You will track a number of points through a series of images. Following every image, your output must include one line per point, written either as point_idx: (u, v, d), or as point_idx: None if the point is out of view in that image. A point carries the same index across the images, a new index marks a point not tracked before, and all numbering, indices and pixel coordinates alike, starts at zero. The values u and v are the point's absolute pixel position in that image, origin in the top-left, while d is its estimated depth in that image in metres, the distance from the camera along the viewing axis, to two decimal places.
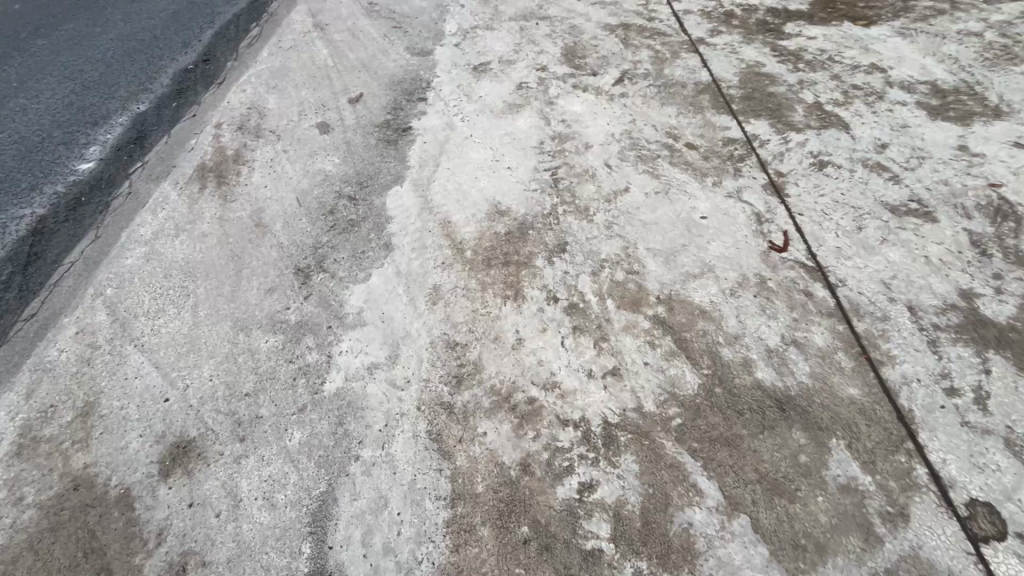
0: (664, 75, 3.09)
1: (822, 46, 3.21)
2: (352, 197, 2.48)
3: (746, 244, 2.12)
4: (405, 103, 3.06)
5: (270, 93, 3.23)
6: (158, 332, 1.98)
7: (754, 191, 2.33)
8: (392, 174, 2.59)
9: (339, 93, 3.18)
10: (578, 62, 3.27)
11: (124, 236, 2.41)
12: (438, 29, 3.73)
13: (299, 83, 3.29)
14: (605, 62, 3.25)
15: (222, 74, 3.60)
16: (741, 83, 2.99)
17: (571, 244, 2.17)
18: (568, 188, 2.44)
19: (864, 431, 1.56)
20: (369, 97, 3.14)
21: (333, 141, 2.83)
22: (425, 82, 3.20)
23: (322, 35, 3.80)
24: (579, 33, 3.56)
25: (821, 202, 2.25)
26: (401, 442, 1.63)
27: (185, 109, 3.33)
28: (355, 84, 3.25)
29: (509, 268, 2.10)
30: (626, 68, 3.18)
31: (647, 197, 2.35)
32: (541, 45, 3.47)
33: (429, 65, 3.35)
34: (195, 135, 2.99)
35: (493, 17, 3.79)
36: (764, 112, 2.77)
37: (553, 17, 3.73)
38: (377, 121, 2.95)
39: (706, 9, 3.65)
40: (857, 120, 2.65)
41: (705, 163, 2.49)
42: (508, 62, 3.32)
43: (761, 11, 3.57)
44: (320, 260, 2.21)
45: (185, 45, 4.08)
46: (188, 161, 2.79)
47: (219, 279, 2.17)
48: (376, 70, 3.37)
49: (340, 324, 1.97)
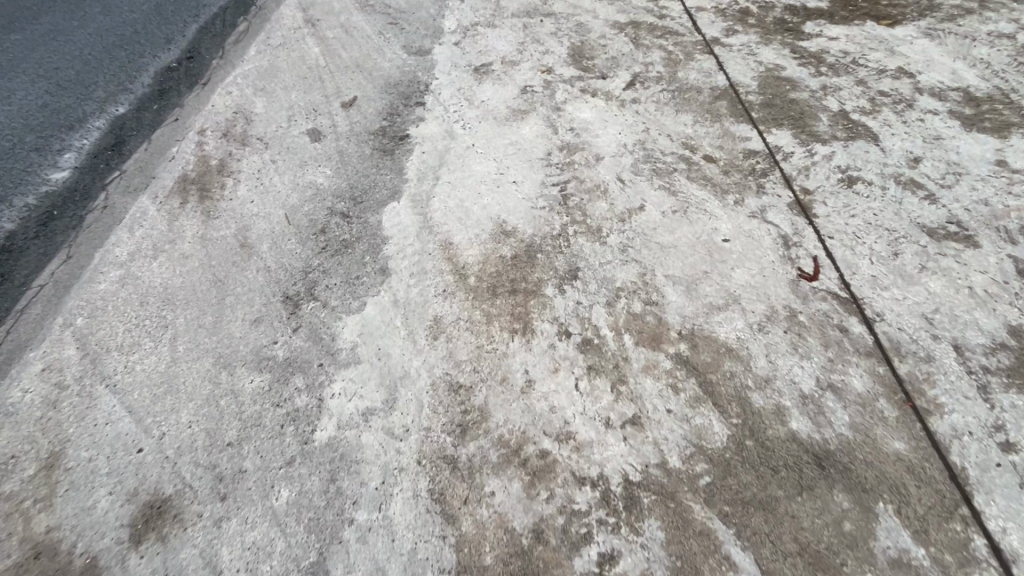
0: (677, 79, 2.91)
1: (844, 48, 3.03)
2: (345, 214, 2.30)
3: (774, 272, 1.95)
4: (402, 108, 2.87)
5: (257, 96, 3.03)
6: (132, 369, 1.81)
7: (779, 211, 2.16)
8: (388, 188, 2.41)
9: (331, 96, 2.99)
10: (586, 63, 3.08)
11: (98, 256, 2.22)
12: (437, 26, 3.53)
13: (288, 86, 3.09)
14: (615, 63, 3.06)
15: (207, 74, 3.39)
16: (760, 88, 2.81)
17: (584, 270, 2.00)
18: (578, 205, 2.26)
19: (914, 493, 1.41)
20: (363, 100, 2.95)
21: (325, 150, 2.64)
22: (424, 86, 3.00)
23: (314, 31, 3.58)
24: (586, 32, 3.37)
25: (852, 224, 2.09)
26: (400, 504, 1.48)
27: (167, 112, 3.13)
28: (348, 86, 3.05)
29: (517, 297, 1.94)
30: (636, 71, 2.99)
31: (663, 217, 2.18)
32: (546, 44, 3.27)
33: (427, 66, 3.15)
34: (177, 143, 2.79)
35: (495, 13, 3.59)
36: (786, 120, 2.59)
37: (559, 14, 3.53)
38: (373, 127, 2.75)
39: (720, 6, 3.46)
40: (887, 130, 2.48)
41: (726, 178, 2.32)
42: (511, 63, 3.12)
43: (778, 9, 3.38)
44: (310, 286, 2.03)
45: (168, 40, 3.86)
46: (168, 172, 2.60)
47: (200, 308, 1.99)
48: (370, 71, 3.16)
49: (333, 362, 1.80)
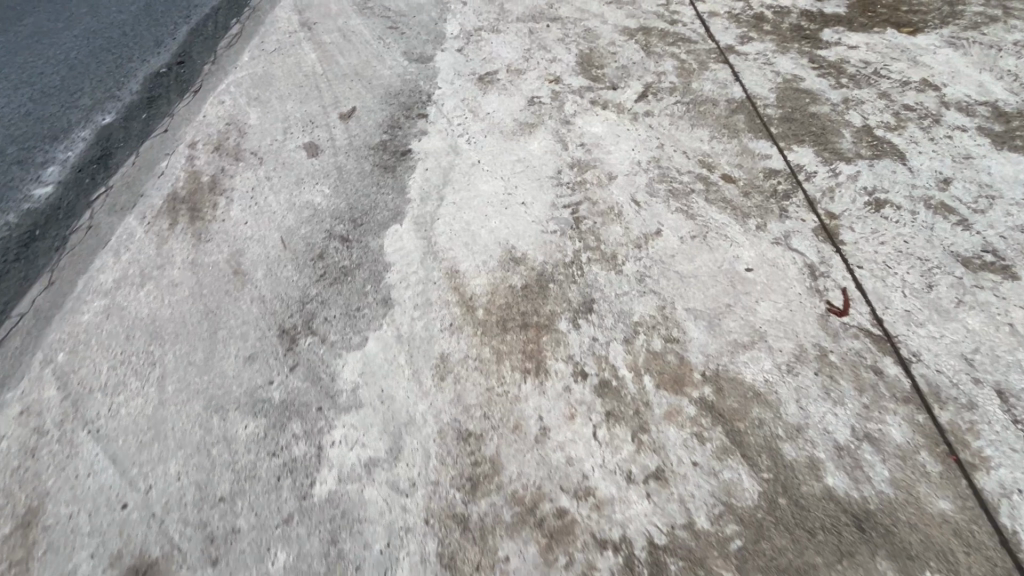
0: (692, 90, 2.78)
1: (865, 57, 2.90)
2: (345, 238, 2.18)
3: (801, 305, 1.84)
4: (403, 120, 2.73)
5: (252, 106, 2.90)
6: (117, 413, 1.69)
7: (804, 236, 2.05)
8: (389, 209, 2.28)
9: (329, 107, 2.85)
10: (596, 72, 2.95)
11: (81, 284, 2.09)
12: (439, 31, 3.40)
13: (284, 95, 2.95)
14: (626, 72, 2.93)
15: (199, 80, 3.25)
16: (779, 100, 2.69)
17: (599, 302, 1.89)
18: (591, 228, 2.14)
19: (962, 561, 1.32)
20: (362, 111, 2.81)
21: (323, 166, 2.51)
22: (426, 96, 2.87)
23: (311, 36, 3.45)
24: (594, 37, 3.23)
25: (882, 251, 1.98)
26: (408, 570, 1.37)
27: (156, 122, 2.99)
28: (346, 95, 2.92)
29: (528, 333, 1.82)
30: (648, 81, 2.86)
31: (682, 243, 2.06)
32: (553, 51, 3.14)
33: (429, 75, 3.02)
34: (167, 157, 2.66)
35: (499, 18, 3.46)
36: (807, 136, 2.47)
37: (566, 19, 3.40)
38: (373, 141, 2.62)
39: (733, 12, 3.33)
40: (914, 148, 2.36)
41: (746, 201, 2.20)
42: (517, 71, 2.99)
43: (794, 16, 3.26)
44: (308, 319, 1.91)
45: (158, 44, 3.71)
46: (158, 190, 2.46)
47: (190, 343, 1.86)
48: (370, 80, 3.03)
49: (332, 405, 1.68)
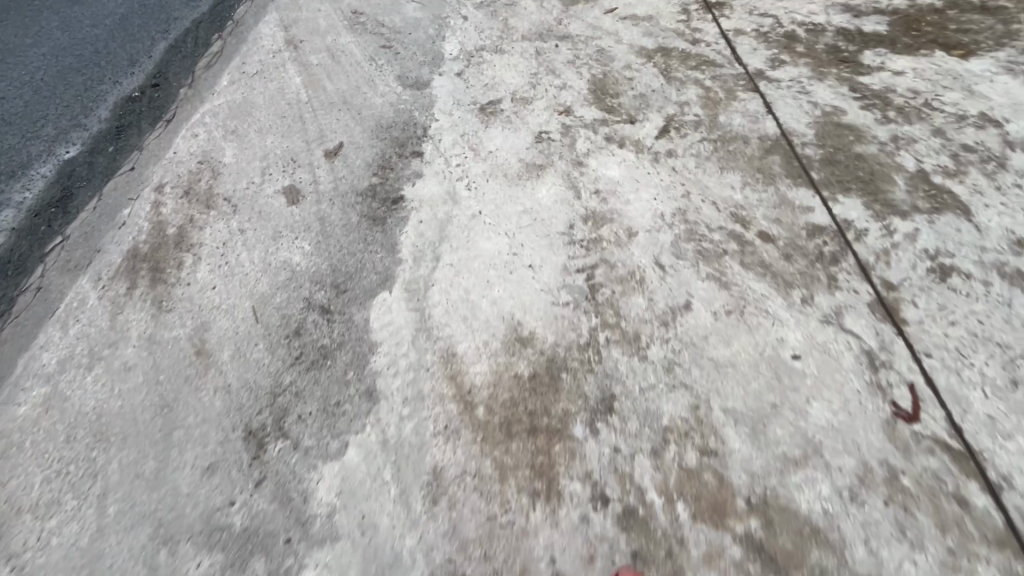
0: (719, 125, 2.48)
1: (913, 85, 2.59)
2: (325, 309, 1.89)
3: (862, 406, 1.55)
4: (395, 160, 2.44)
5: (228, 141, 2.61)
6: (47, 545, 1.43)
7: (859, 313, 1.75)
8: (378, 272, 2.00)
9: (313, 142, 2.56)
10: (610, 102, 2.65)
11: (22, 364, 1.82)
12: (437, 50, 3.10)
13: (264, 127, 2.66)
14: (645, 102, 2.63)
15: (173, 107, 2.97)
16: (818, 137, 2.38)
17: (621, 399, 1.60)
18: (609, 300, 1.85)
19: None
20: (350, 148, 2.52)
21: (304, 216, 2.22)
22: (421, 130, 2.58)
23: (297, 55, 3.16)
24: (608, 59, 2.93)
25: (954, 335, 1.68)
26: None
27: (124, 157, 2.70)
28: (333, 129, 2.62)
29: (537, 440, 1.54)
30: (669, 114, 2.56)
31: (716, 320, 1.78)
32: (563, 75, 2.84)
33: (426, 103, 2.73)
34: (131, 202, 2.37)
35: (504, 35, 3.16)
36: (854, 183, 2.17)
37: (576, 37, 3.10)
38: (361, 185, 2.33)
39: (761, 30, 3.04)
40: (979, 200, 2.06)
41: (788, 266, 1.91)
42: (523, 100, 2.70)
43: (829, 35, 2.96)
44: (279, 417, 1.63)
45: (132, 62, 3.42)
46: (117, 244, 2.18)
47: (139, 447, 1.58)
48: (360, 110, 2.73)
49: (303, 536, 1.41)
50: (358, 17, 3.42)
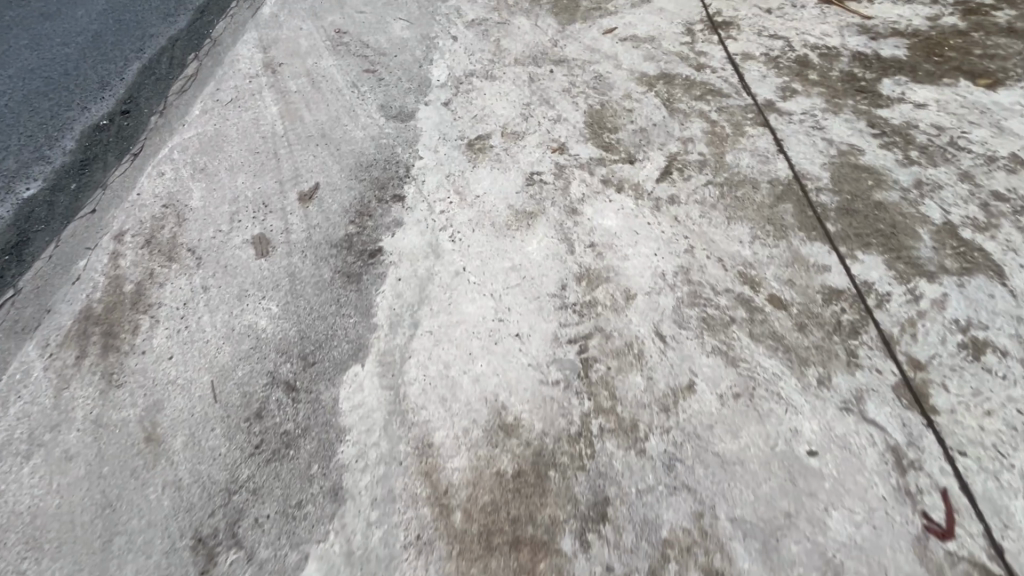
0: (726, 165, 2.29)
1: (936, 120, 2.39)
2: (290, 386, 1.72)
3: (888, 518, 1.37)
4: (374, 205, 2.26)
5: (196, 180, 2.43)
6: None
7: (883, 399, 1.57)
8: (350, 341, 1.82)
9: (287, 183, 2.37)
10: (608, 138, 2.46)
11: None
12: (424, 75, 2.91)
13: (235, 165, 2.48)
14: (645, 138, 2.44)
15: (141, 138, 2.78)
16: (834, 181, 2.19)
17: (616, 505, 1.43)
18: (603, 378, 1.67)
19: None
20: (327, 190, 2.33)
21: (273, 272, 2.05)
22: (404, 169, 2.39)
23: (275, 80, 2.97)
24: (606, 86, 2.74)
25: (991, 428, 1.50)
26: None
27: (86, 195, 2.52)
28: (309, 167, 2.44)
29: (521, 555, 1.37)
30: (671, 152, 2.37)
31: (722, 405, 1.59)
32: (558, 105, 2.65)
33: (410, 138, 2.54)
34: (88, 251, 2.19)
35: (495, 58, 2.97)
36: (874, 238, 1.98)
37: (572, 61, 2.91)
38: (336, 234, 2.15)
39: (771, 54, 2.84)
40: (1013, 259, 1.87)
41: (803, 338, 1.72)
42: (514, 134, 2.51)
43: (844, 60, 2.76)
44: (232, 521, 1.47)
45: (103, 85, 3.24)
46: (69, 303, 2.00)
47: (75, 558, 1.43)
48: (338, 145, 2.54)
49: None
50: (342, 37, 3.23)
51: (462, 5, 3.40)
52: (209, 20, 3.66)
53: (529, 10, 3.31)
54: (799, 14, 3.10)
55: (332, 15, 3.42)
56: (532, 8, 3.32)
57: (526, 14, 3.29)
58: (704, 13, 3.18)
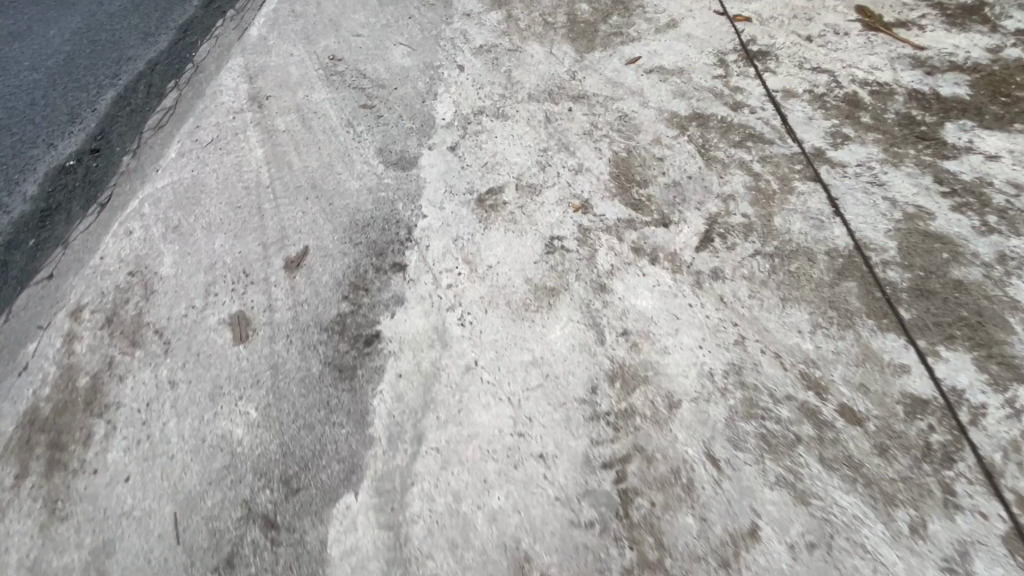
0: (775, 230, 2.00)
1: (1014, 176, 2.10)
2: (269, 522, 1.44)
3: None
4: (371, 275, 1.96)
5: (168, 240, 2.13)
6: None
7: (992, 556, 1.30)
8: (340, 460, 1.53)
9: (272, 247, 2.08)
10: (638, 193, 2.17)
11: None
12: (427, 112, 2.61)
13: (214, 222, 2.18)
14: (679, 195, 2.15)
15: (110, 184, 2.48)
16: (903, 252, 1.89)
17: None
18: (648, 520, 1.40)
19: None
20: (317, 255, 2.04)
21: (252, 363, 1.75)
22: (405, 231, 2.10)
23: (262, 116, 2.67)
24: (632, 128, 2.44)
25: None
26: None
27: (44, 254, 2.23)
28: (298, 226, 2.14)
29: None
30: (711, 212, 2.08)
31: (795, 560, 1.32)
32: (578, 152, 2.35)
33: (413, 190, 2.25)
34: (40, 331, 1.90)
35: (507, 92, 2.67)
36: (957, 328, 1.69)
37: (593, 97, 2.61)
38: (327, 314, 1.86)
39: (815, 91, 2.55)
40: None
41: (887, 467, 1.43)
42: (531, 188, 2.22)
43: (899, 99, 2.46)
44: None
45: (72, 117, 2.94)
46: (12, 401, 1.72)
47: None
48: (331, 198, 2.24)
49: None
50: (336, 65, 2.93)
51: (469, 29, 3.12)
52: (192, 43, 3.36)
53: (543, 36, 3.01)
54: (843, 43, 2.80)
55: (326, 39, 3.12)
56: (546, 33, 3.03)
57: (540, 40, 2.99)
58: (736, 40, 2.88)
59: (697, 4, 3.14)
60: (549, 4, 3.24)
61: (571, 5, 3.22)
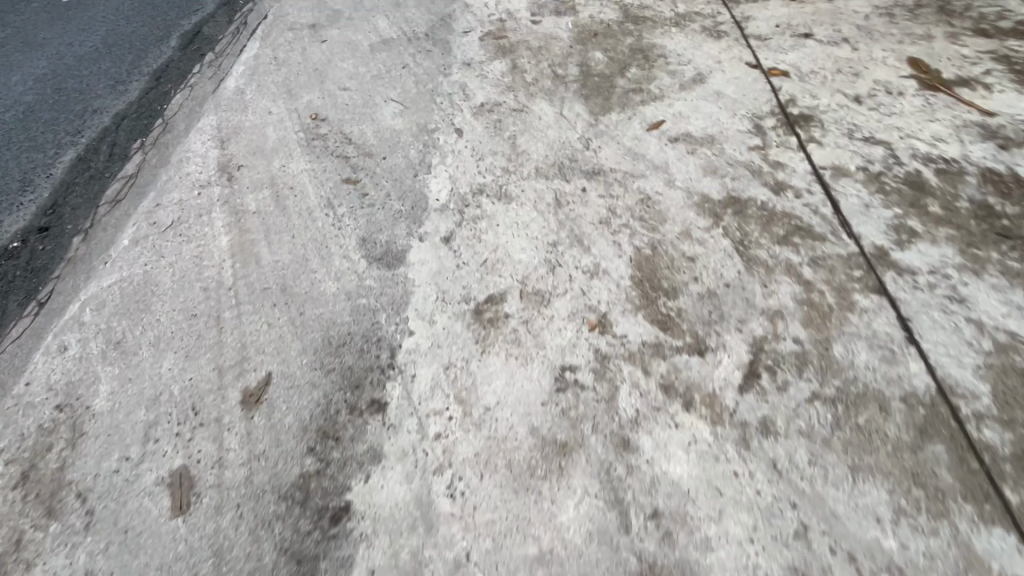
0: (836, 364, 1.64)
1: None
2: None
3: None
4: (343, 417, 1.62)
5: (107, 360, 1.80)
6: None
7: None
8: None
9: (229, 373, 1.74)
10: (665, 306, 1.81)
11: None
12: (419, 190, 2.27)
13: (163, 336, 1.85)
14: (715, 309, 1.79)
15: (51, 276, 2.15)
16: (999, 402, 1.53)
17: None
18: None
19: None
20: (282, 387, 1.70)
21: (191, 546, 1.42)
22: (388, 354, 1.76)
23: (231, 191, 2.34)
24: (657, 214, 2.09)
25: None
26: None
27: None
28: (261, 344, 1.81)
29: None
30: (755, 335, 1.72)
31: None
32: (594, 247, 2.00)
33: (400, 296, 1.91)
34: None
35: (511, 165, 2.33)
36: None
37: (610, 173, 2.26)
38: (288, 476, 1.52)
39: (871, 169, 2.18)
40: None
41: None
42: (538, 295, 1.87)
43: (972, 181, 2.10)
44: None
45: (24, 184, 2.63)
46: None
47: None
48: (302, 306, 1.90)
49: None
50: (319, 126, 2.60)
51: (469, 83, 2.78)
52: (165, 94, 3.05)
53: (552, 93, 2.67)
54: (898, 105, 2.44)
55: (310, 93, 2.80)
56: (556, 88, 2.69)
57: (549, 97, 2.65)
58: (773, 100, 2.53)
59: (725, 55, 2.79)
60: (559, 54, 2.91)
61: (583, 55, 2.88)
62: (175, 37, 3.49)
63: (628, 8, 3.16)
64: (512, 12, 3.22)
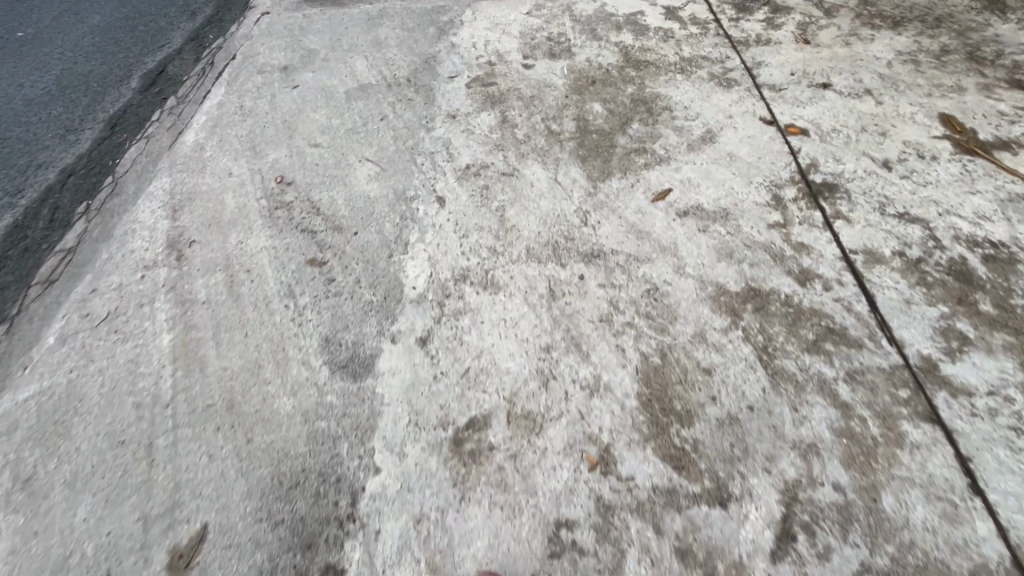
0: (887, 522, 1.36)
1: None
2: None
3: None
4: None
5: (12, 506, 1.50)
6: None
7: None
8: None
9: (155, 525, 1.45)
10: (679, 436, 1.53)
11: None
12: (393, 275, 1.98)
13: (80, 472, 1.55)
14: (739, 442, 1.51)
15: None
16: None
17: None
18: None
19: None
20: (217, 545, 1.41)
21: None
22: (349, 500, 1.47)
23: (179, 273, 2.04)
24: (666, 311, 1.81)
25: None
26: None
27: None
28: (196, 485, 1.51)
29: None
30: (787, 480, 1.44)
31: None
32: (593, 353, 1.72)
33: (366, 418, 1.62)
34: None
35: (499, 244, 2.05)
36: None
37: (611, 254, 1.99)
38: None
39: (909, 253, 1.92)
40: None
41: None
42: (529, 419, 1.59)
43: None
44: None
45: None
46: None
47: None
48: (249, 430, 1.61)
49: None
50: (284, 191, 2.32)
51: (454, 139, 2.50)
52: (118, 146, 2.75)
53: (546, 153, 2.40)
54: (933, 173, 2.18)
55: (276, 150, 2.52)
56: (550, 147, 2.42)
57: (543, 158, 2.38)
58: (792, 164, 2.26)
59: (737, 109, 2.53)
60: (552, 105, 2.63)
61: (580, 106, 2.61)
62: (136, 77, 3.20)
63: (629, 51, 2.90)
64: (502, 54, 2.95)
